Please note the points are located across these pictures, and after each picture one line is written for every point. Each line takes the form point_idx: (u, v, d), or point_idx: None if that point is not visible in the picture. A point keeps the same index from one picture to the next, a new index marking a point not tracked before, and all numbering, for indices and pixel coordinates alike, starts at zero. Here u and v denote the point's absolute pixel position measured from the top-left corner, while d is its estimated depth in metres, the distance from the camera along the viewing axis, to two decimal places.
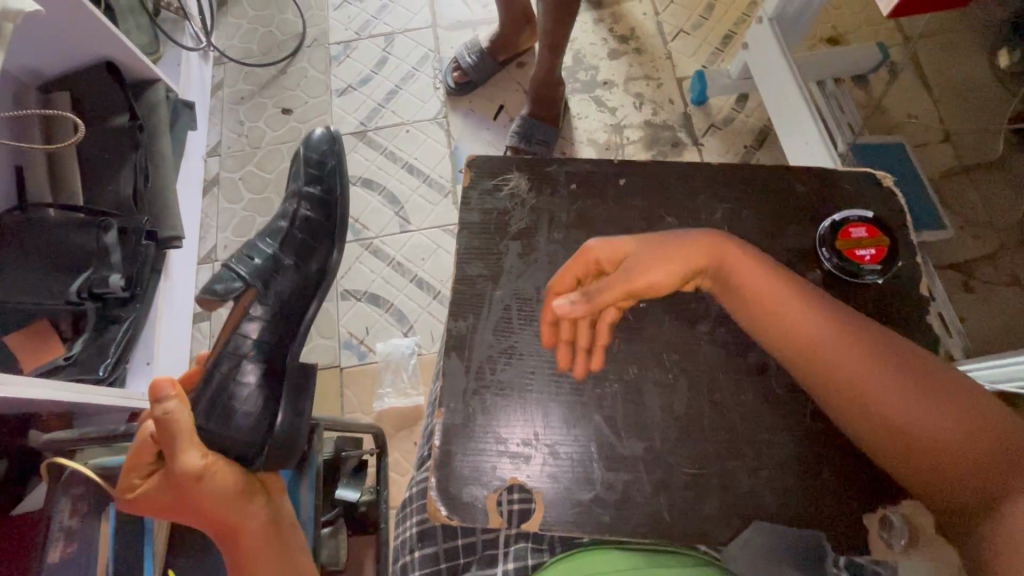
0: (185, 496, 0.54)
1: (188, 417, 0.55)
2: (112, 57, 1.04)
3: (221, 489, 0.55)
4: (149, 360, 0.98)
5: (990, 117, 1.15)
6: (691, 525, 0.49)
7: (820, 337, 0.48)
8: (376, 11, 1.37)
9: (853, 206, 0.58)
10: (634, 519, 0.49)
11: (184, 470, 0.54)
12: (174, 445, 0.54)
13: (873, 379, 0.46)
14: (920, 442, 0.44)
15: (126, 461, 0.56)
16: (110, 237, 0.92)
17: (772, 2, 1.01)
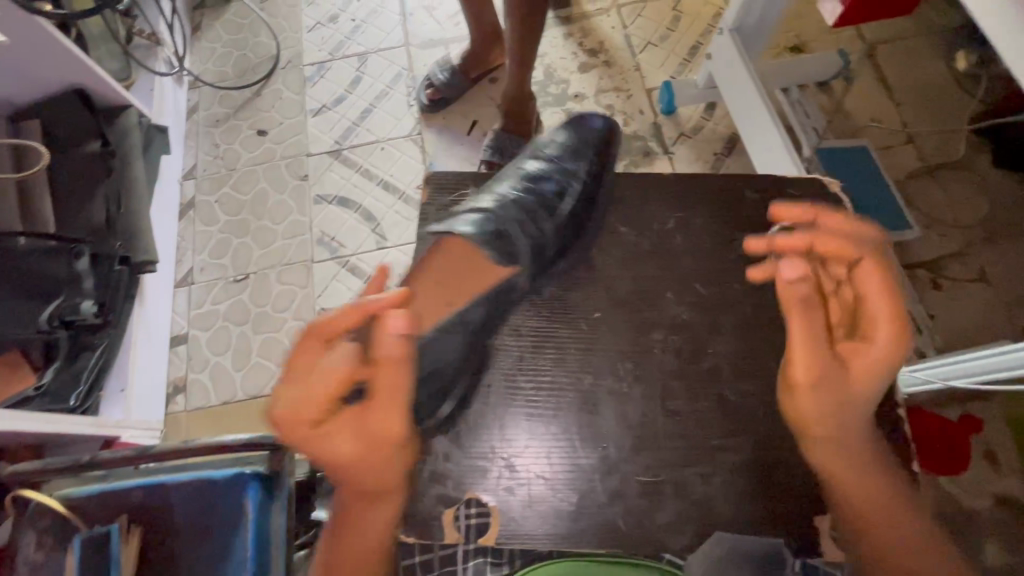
0: (373, 440, 0.48)
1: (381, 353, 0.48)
2: (83, 84, 1.03)
3: (359, 449, 0.49)
4: (124, 387, 0.98)
5: (951, 118, 1.18)
6: (648, 531, 0.57)
7: (848, 392, 0.50)
8: (349, 32, 1.39)
9: (797, 224, 0.71)
10: (589, 519, 0.57)
11: (302, 416, 0.46)
12: (395, 376, 0.48)
13: (856, 439, 0.52)
14: (877, 497, 0.51)
15: (301, 402, 0.45)
16: (82, 264, 0.91)
17: (732, 13, 1.03)
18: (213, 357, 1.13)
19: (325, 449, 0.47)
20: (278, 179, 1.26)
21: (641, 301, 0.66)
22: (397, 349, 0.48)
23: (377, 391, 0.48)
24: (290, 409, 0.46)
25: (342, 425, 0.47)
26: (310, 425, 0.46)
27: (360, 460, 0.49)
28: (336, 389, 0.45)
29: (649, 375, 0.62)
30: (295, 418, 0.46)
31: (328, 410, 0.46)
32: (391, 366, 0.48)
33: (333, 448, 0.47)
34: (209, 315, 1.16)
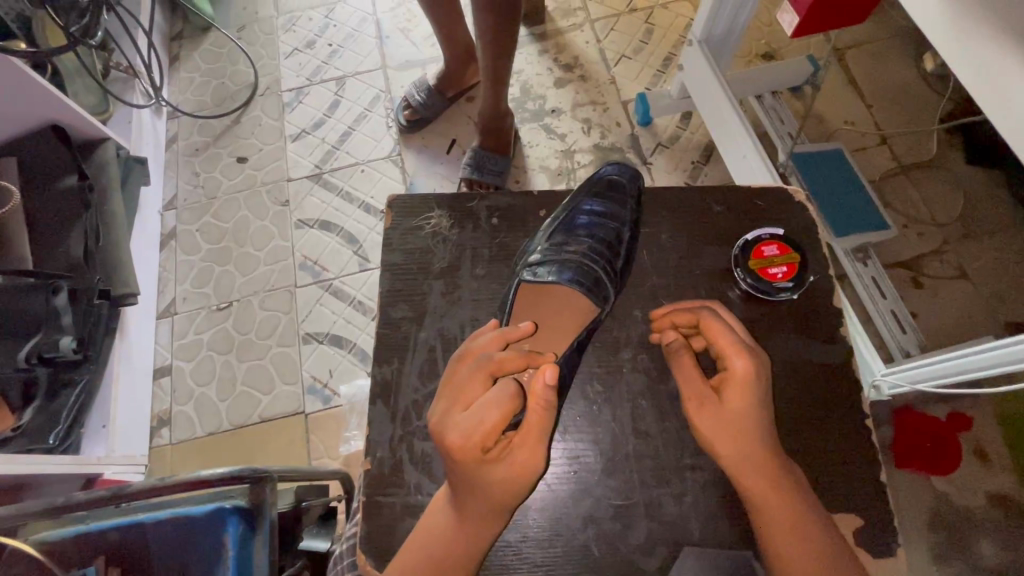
0: (484, 479, 0.46)
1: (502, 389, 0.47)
2: (58, 119, 1.02)
3: (507, 481, 0.47)
4: (106, 423, 0.96)
5: (922, 117, 1.20)
6: (621, 557, 0.56)
7: (740, 426, 0.50)
8: (327, 56, 1.40)
9: (762, 228, 0.71)
10: (563, 548, 0.57)
11: (472, 446, 0.45)
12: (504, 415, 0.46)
13: (766, 469, 0.49)
14: (795, 533, 0.47)
15: (492, 424, 0.46)
16: (61, 299, 0.88)
17: (699, 25, 1.05)
18: (197, 388, 1.12)
19: (478, 479, 0.47)
20: (258, 206, 1.26)
21: (613, 318, 0.66)
22: (552, 395, 0.49)
23: (526, 426, 0.48)
24: (432, 433, 0.47)
25: (530, 453, 0.47)
26: (473, 455, 0.45)
27: (508, 493, 0.47)
28: (502, 421, 0.46)
29: (618, 396, 0.63)
30: (459, 448, 0.45)
31: (494, 437, 0.46)
32: (542, 410, 0.48)
33: (489, 479, 0.46)
34: (192, 345, 1.15)
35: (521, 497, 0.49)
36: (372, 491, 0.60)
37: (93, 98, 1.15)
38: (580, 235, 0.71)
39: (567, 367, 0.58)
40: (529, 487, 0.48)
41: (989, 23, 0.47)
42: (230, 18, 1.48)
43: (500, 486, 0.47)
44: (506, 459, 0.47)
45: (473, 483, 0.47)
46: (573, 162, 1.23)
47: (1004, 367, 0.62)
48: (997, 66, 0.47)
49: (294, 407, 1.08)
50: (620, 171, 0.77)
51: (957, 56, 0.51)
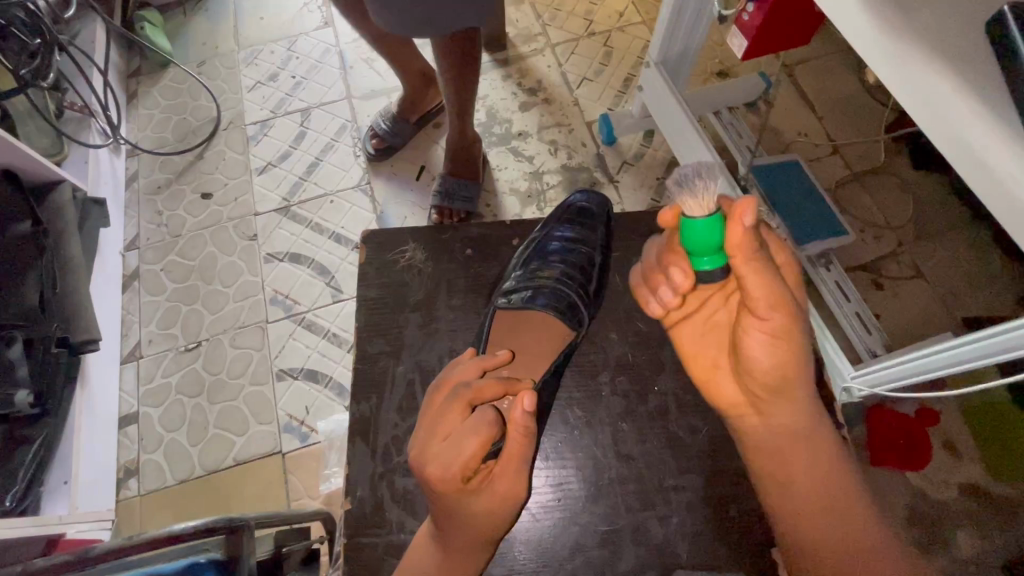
0: (459, 514, 0.46)
1: (489, 414, 0.47)
2: (9, 164, 0.98)
3: (490, 509, 0.46)
4: (68, 479, 0.90)
5: (869, 127, 1.26)
6: None
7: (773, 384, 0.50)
8: (290, 89, 1.40)
9: None
10: None
11: (451, 480, 0.45)
12: (483, 446, 0.45)
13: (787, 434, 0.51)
14: (821, 507, 0.49)
15: (467, 455, 0.45)
16: (15, 351, 0.84)
17: (655, 48, 1.09)
18: (166, 434, 1.07)
19: (463, 511, 0.46)
20: (226, 241, 1.24)
21: (587, 342, 0.67)
22: (531, 421, 0.47)
23: (506, 454, 0.47)
24: (413, 466, 0.47)
25: (511, 481, 0.47)
26: (454, 487, 0.45)
27: (488, 522, 0.47)
28: (479, 451, 0.45)
29: (597, 420, 0.63)
30: (442, 479, 0.44)
31: (474, 468, 0.46)
32: (522, 436, 0.47)
33: (473, 509, 0.46)
34: (159, 389, 1.11)
35: (504, 527, 0.49)
36: (352, 535, 0.58)
37: (46, 140, 1.12)
38: (550, 259, 0.73)
39: (545, 392, 0.59)
40: (513, 514, 0.48)
41: (918, 45, 0.49)
42: (190, 54, 1.46)
43: (487, 512, 0.47)
44: (485, 491, 0.46)
45: (461, 514, 0.46)
46: (542, 183, 1.25)
47: (960, 368, 0.66)
48: (925, 82, 0.49)
49: (270, 447, 1.05)
50: (586, 199, 0.80)
51: (889, 72, 0.53)
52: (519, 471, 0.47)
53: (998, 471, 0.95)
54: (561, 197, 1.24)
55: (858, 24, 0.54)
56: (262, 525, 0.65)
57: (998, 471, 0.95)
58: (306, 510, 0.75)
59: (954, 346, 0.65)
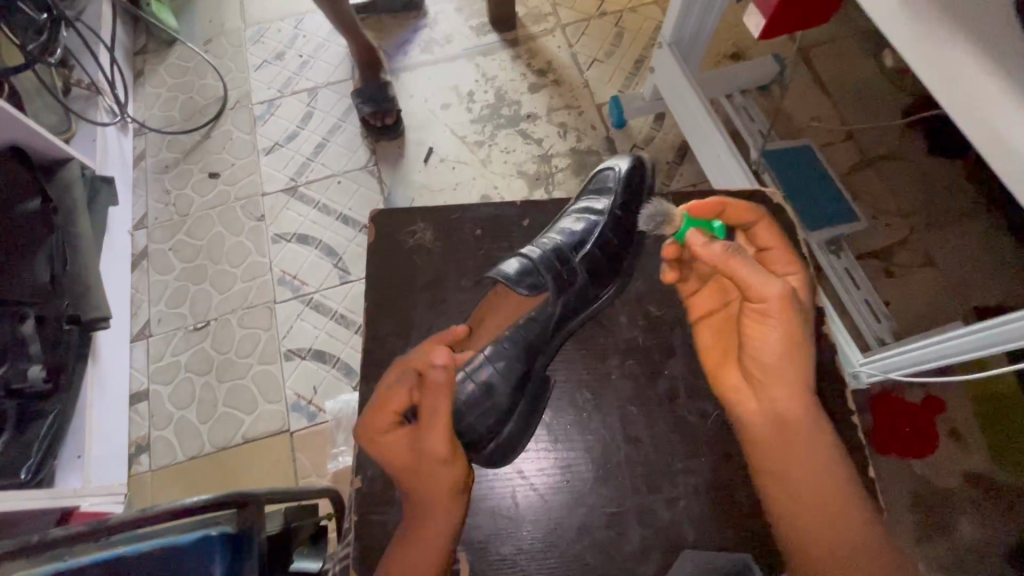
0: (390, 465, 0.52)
1: (408, 372, 0.53)
2: (20, 143, 0.98)
3: (403, 458, 0.51)
4: (81, 453, 0.92)
5: (885, 113, 1.24)
6: (617, 563, 0.56)
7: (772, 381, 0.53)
8: (297, 68, 1.38)
9: None
10: (558, 558, 0.57)
11: (371, 427, 0.52)
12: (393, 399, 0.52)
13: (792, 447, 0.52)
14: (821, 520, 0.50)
15: (378, 405, 0.52)
16: (27, 328, 0.85)
17: (668, 28, 1.07)
18: (176, 412, 1.09)
19: (388, 460, 0.52)
20: (233, 222, 1.24)
21: (596, 324, 0.67)
22: (443, 376, 0.52)
23: (425, 410, 0.51)
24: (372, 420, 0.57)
25: (431, 432, 0.51)
26: (375, 436, 0.52)
27: (413, 473, 0.51)
28: (392, 401, 0.52)
29: (605, 403, 0.63)
30: (384, 436, 0.52)
31: (393, 419, 0.52)
32: (433, 390, 0.52)
33: (394, 458, 0.52)
34: (168, 367, 1.12)
35: (442, 480, 0.51)
36: (362, 512, 0.59)
37: (54, 118, 1.11)
38: (569, 229, 0.71)
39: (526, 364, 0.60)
40: (440, 465, 0.51)
41: (945, 22, 0.48)
42: (196, 31, 1.45)
43: (433, 460, 0.51)
44: (404, 442, 0.52)
45: (418, 464, 0.51)
46: (551, 166, 1.24)
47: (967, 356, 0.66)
48: (953, 65, 0.48)
49: (279, 425, 1.06)
50: (631, 173, 0.76)
51: (912, 56, 0.51)
52: (443, 422, 0.51)
53: (1003, 461, 0.95)
54: (570, 180, 1.22)
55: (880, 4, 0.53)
56: (271, 501, 0.66)
57: (1004, 461, 0.95)
58: (314, 487, 0.75)
59: (988, 328, 0.61)
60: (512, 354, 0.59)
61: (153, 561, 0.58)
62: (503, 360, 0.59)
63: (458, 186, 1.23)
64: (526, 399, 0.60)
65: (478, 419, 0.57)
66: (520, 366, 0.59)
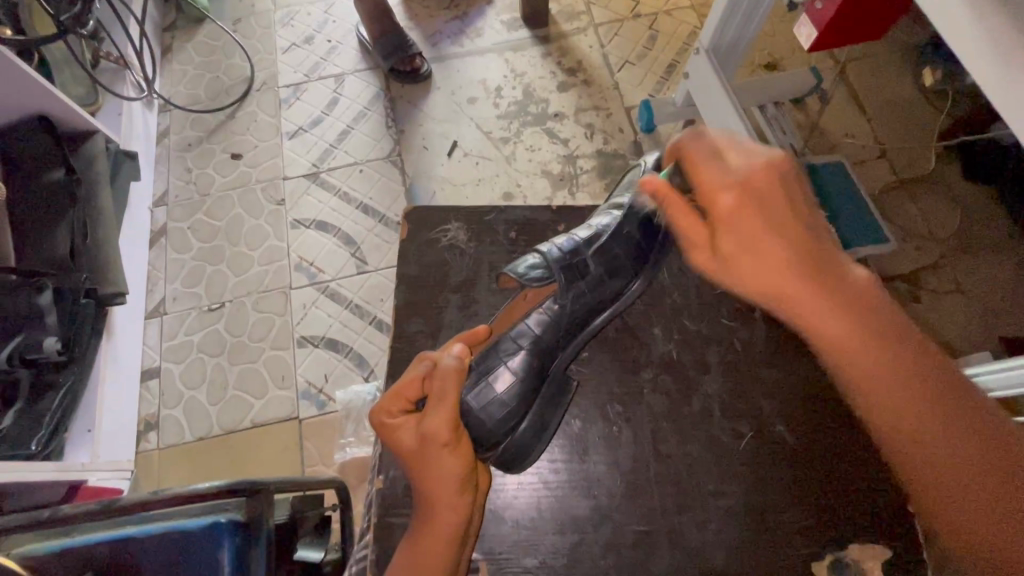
0: (395, 452, 0.50)
1: (425, 364, 0.53)
2: (45, 110, 0.98)
3: (405, 442, 0.49)
4: (91, 427, 0.91)
5: (922, 133, 1.21)
6: None
7: (848, 322, 0.44)
8: (325, 53, 1.37)
9: None
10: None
11: (383, 413, 0.51)
12: (404, 385, 0.52)
13: (868, 336, 0.44)
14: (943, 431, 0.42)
15: (389, 392, 0.52)
16: (45, 297, 0.84)
17: (707, 34, 1.05)
18: (186, 392, 1.09)
19: (393, 447, 0.50)
20: (253, 204, 1.23)
21: (629, 336, 0.65)
22: (454, 363, 0.51)
23: (431, 395, 0.50)
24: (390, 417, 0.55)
25: (433, 414, 0.48)
26: (384, 421, 0.51)
27: (413, 463, 0.48)
28: (404, 385, 0.52)
29: (636, 418, 0.62)
30: (393, 425, 0.50)
31: (404, 406, 0.51)
32: (443, 376, 0.50)
33: (397, 444, 0.49)
34: (182, 347, 1.12)
35: (443, 467, 0.47)
36: (383, 514, 0.58)
37: (81, 89, 1.11)
38: (599, 223, 0.67)
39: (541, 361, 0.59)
40: (440, 451, 0.48)
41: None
42: (226, 11, 1.44)
43: (435, 446, 0.48)
44: (406, 429, 0.49)
45: (423, 451, 0.48)
46: (576, 167, 1.22)
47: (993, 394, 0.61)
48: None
49: (287, 412, 1.06)
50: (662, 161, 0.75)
51: (999, 95, 0.50)
52: (448, 403, 0.49)
53: None
54: (594, 182, 1.21)
55: (972, 35, 0.52)
56: (283, 491, 0.64)
57: None
58: (323, 477, 0.74)
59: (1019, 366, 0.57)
60: (529, 352, 0.59)
61: (163, 544, 0.57)
62: (522, 361, 0.58)
63: (481, 183, 1.22)
64: (545, 398, 0.59)
65: (492, 416, 0.56)
66: (537, 366, 0.59)
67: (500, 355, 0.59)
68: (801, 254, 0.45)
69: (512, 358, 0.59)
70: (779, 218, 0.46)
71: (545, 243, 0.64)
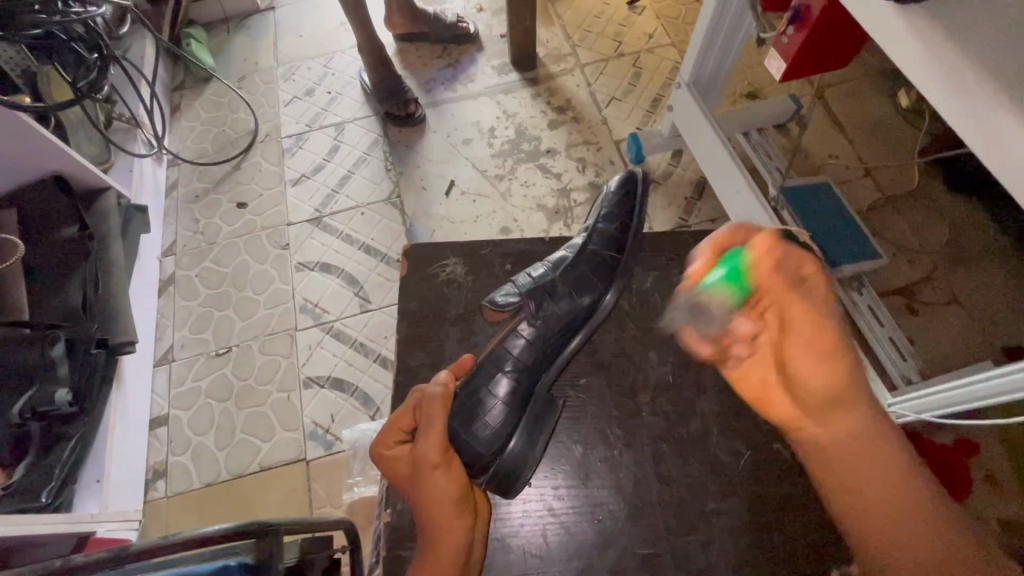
0: (395, 481, 0.51)
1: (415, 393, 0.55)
2: (60, 170, 1.03)
3: (402, 471, 0.50)
4: (101, 477, 0.92)
5: (903, 152, 1.25)
6: None
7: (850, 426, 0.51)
8: (325, 104, 1.44)
9: None
10: None
11: (381, 446, 0.53)
12: (397, 416, 0.54)
13: (862, 440, 0.51)
14: (907, 512, 0.47)
15: (384, 424, 0.54)
16: (57, 350, 0.86)
17: (686, 70, 1.10)
18: (194, 438, 1.09)
19: (393, 476, 0.51)
20: (259, 250, 1.27)
21: (625, 359, 0.67)
22: (440, 388, 0.53)
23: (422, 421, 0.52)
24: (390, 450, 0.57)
25: (425, 438, 0.50)
26: (382, 453, 0.52)
27: (412, 489, 0.49)
28: (397, 417, 0.54)
29: (635, 440, 0.62)
30: (389, 456, 0.51)
31: (401, 435, 0.53)
32: (431, 402, 0.52)
33: (395, 473, 0.51)
34: (190, 393, 1.13)
35: (438, 487, 0.48)
36: (392, 546, 0.58)
37: (95, 149, 1.17)
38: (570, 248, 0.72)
39: (525, 382, 0.60)
40: (434, 471, 0.49)
41: (975, 73, 0.50)
42: (231, 69, 1.52)
43: (429, 467, 0.49)
44: (402, 458, 0.51)
45: (419, 479, 0.49)
46: (570, 200, 1.26)
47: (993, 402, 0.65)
48: (992, 121, 0.49)
49: (295, 454, 1.06)
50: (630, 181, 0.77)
51: (953, 114, 0.53)
52: (437, 425, 0.51)
53: None
54: None
55: (921, 62, 0.55)
56: (294, 532, 0.64)
57: None
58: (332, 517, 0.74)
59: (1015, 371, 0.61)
60: (512, 375, 0.60)
61: None
62: (506, 387, 0.59)
63: (479, 219, 1.25)
64: (530, 419, 0.61)
65: (481, 440, 0.56)
66: (522, 387, 0.60)
67: (483, 382, 0.59)
68: (834, 352, 0.52)
69: (495, 385, 0.59)
70: (820, 324, 0.53)
71: (520, 274, 0.69)
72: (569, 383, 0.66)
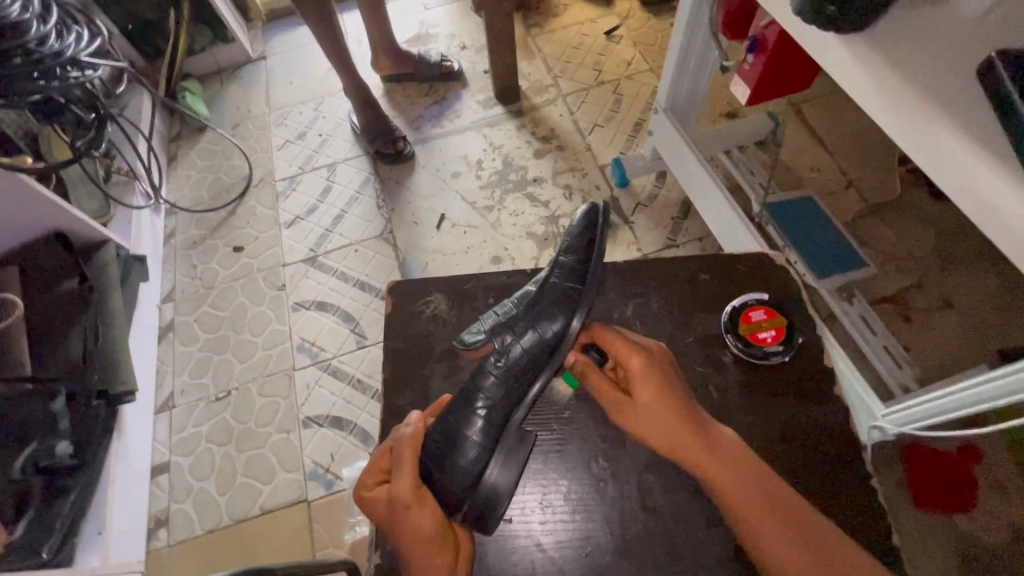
0: (376, 521, 0.54)
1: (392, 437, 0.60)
2: (62, 226, 1.06)
3: (380, 510, 0.54)
4: (102, 529, 0.92)
5: (883, 162, 1.27)
6: None
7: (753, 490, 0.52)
8: (317, 146, 1.48)
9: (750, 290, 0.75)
10: None
11: (363, 489, 0.57)
12: (376, 459, 0.58)
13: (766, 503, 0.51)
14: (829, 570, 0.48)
15: (366, 468, 0.58)
16: (58, 403, 0.87)
17: (662, 96, 1.13)
18: (195, 484, 1.09)
19: (374, 517, 0.55)
20: (256, 292, 1.29)
21: None
22: (412, 429, 0.58)
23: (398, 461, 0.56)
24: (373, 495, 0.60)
25: (400, 477, 0.55)
26: (364, 495, 0.56)
27: (390, 526, 0.53)
28: (376, 461, 0.58)
29: (622, 469, 0.62)
30: (370, 497, 0.55)
31: (381, 477, 0.57)
32: (405, 443, 0.58)
33: (375, 513, 0.54)
34: (191, 439, 1.14)
35: (414, 521, 0.51)
36: None
37: (94, 203, 1.20)
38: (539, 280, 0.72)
39: (497, 419, 0.61)
40: (409, 506, 0.52)
41: (918, 96, 0.52)
42: (226, 118, 1.57)
43: (403, 505, 0.52)
44: (381, 498, 0.55)
45: (396, 518, 0.52)
46: (558, 226, 1.28)
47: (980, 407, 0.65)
48: (936, 141, 0.51)
49: (295, 495, 1.05)
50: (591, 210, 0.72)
51: (904, 135, 0.55)
52: (409, 465, 0.55)
53: None
54: None
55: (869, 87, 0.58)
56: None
57: None
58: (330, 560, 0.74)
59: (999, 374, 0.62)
60: (483, 413, 0.60)
61: None
62: (480, 427, 0.60)
63: (470, 249, 1.27)
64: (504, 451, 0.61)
65: (456, 478, 0.57)
66: (498, 422, 0.61)
67: (455, 420, 0.60)
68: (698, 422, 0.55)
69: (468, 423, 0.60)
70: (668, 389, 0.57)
71: (489, 313, 0.71)
72: (554, 415, 0.66)
